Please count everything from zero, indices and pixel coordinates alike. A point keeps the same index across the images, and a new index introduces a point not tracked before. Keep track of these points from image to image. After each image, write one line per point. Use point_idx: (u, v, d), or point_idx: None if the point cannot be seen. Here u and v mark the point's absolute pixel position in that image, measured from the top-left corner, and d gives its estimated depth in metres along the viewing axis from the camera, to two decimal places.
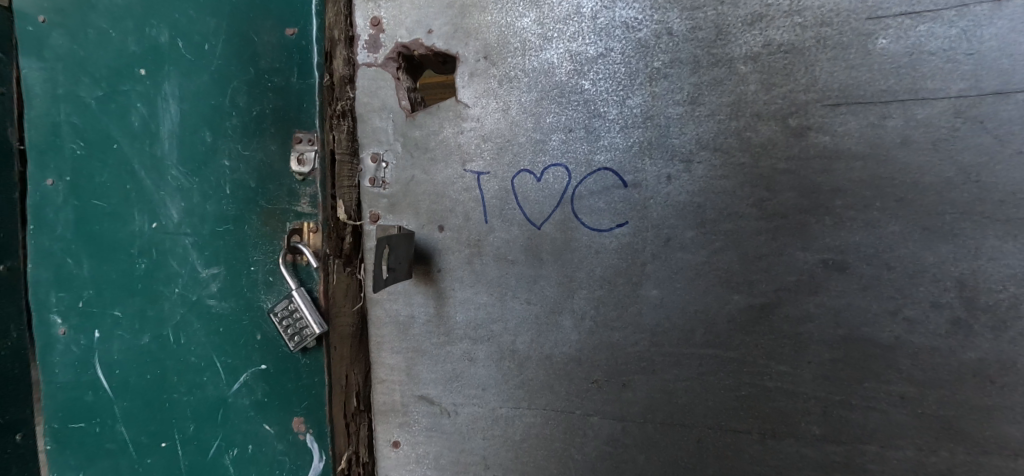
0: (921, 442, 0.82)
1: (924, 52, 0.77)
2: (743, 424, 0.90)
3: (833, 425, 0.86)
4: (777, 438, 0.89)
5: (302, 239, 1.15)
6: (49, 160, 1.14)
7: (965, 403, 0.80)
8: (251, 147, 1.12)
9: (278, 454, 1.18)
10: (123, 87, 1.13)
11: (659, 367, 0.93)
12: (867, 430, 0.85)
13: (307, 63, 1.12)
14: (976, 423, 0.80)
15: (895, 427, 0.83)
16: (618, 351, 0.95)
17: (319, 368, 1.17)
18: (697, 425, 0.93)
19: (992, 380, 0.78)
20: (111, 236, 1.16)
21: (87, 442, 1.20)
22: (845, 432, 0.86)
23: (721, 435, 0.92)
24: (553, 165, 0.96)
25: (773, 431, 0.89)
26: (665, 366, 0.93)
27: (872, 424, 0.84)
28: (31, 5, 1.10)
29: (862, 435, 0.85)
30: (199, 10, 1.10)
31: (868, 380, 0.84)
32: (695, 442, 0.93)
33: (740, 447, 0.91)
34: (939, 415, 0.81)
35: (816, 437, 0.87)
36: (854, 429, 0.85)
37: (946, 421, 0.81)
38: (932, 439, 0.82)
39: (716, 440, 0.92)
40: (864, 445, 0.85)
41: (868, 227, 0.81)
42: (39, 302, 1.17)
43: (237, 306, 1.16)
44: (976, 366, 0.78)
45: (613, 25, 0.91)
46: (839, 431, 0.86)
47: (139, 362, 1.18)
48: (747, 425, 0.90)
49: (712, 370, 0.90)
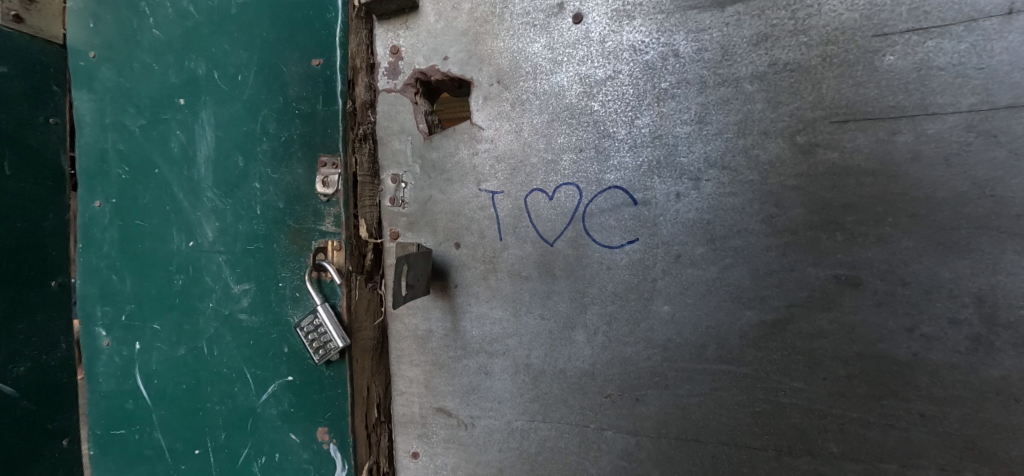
0: (943, 461, 0.81)
1: (934, 67, 0.78)
2: (758, 440, 0.90)
3: (852, 443, 0.85)
4: (793, 456, 0.88)
5: (326, 257, 1.18)
6: (99, 184, 1.27)
7: (988, 423, 0.78)
8: (280, 170, 1.18)
9: (303, 462, 1.22)
10: (164, 116, 1.23)
11: (670, 381, 0.94)
12: (885, 448, 0.83)
13: (331, 90, 1.16)
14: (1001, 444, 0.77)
15: (915, 444, 0.82)
16: (629, 366, 0.97)
17: (342, 381, 1.18)
18: (710, 440, 0.93)
19: (1016, 398, 0.76)
20: (151, 254, 1.26)
21: (127, 447, 1.32)
22: (864, 450, 0.84)
23: (735, 452, 0.92)
24: (564, 184, 0.99)
25: (788, 448, 0.88)
26: (676, 381, 0.94)
27: (892, 441, 0.83)
28: (84, 43, 1.25)
29: (882, 452, 0.84)
30: (233, 43, 1.18)
31: (887, 396, 0.83)
32: (709, 458, 0.93)
33: (755, 465, 0.91)
34: (961, 433, 0.79)
35: (833, 455, 0.86)
36: (871, 448, 0.84)
37: (970, 440, 0.79)
38: (956, 458, 0.80)
39: (730, 456, 0.92)
40: (882, 463, 0.84)
41: (881, 242, 0.81)
42: (87, 315, 1.31)
43: (265, 321, 1.21)
44: (1000, 383, 0.77)
45: (620, 48, 0.94)
46: (856, 449, 0.85)
47: (175, 372, 1.27)
48: (762, 441, 0.90)
49: (725, 384, 0.91)
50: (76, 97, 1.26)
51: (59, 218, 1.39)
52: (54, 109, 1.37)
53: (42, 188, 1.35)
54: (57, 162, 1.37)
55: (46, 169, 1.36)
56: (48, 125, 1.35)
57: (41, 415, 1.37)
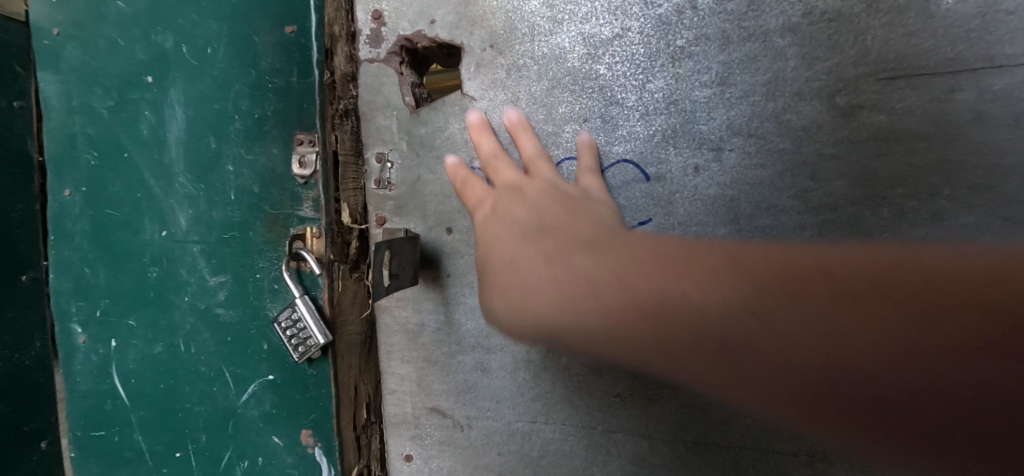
0: (936, 382, 0.42)
1: (1000, 11, 0.65)
2: (571, 260, 0.63)
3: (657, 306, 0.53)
4: (618, 311, 0.55)
5: (305, 245, 1.09)
6: (67, 172, 1.18)
7: (901, 258, 0.47)
8: (254, 151, 1.08)
9: (288, 466, 1.15)
10: (132, 95, 1.14)
11: (528, 238, 0.70)
12: (743, 305, 0.51)
13: (307, 60, 1.07)
14: (983, 317, 0.40)
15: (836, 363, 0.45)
16: (490, 160, 0.86)
17: (327, 378, 1.10)
18: (540, 228, 0.71)
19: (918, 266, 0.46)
20: (125, 244, 1.17)
21: (108, 449, 1.25)
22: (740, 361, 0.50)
23: (543, 280, 0.63)
24: (567, 159, 0.88)
25: (606, 322, 0.55)
26: (524, 195, 0.78)
27: (763, 334, 0.49)
28: (46, 19, 1.14)
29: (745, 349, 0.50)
30: (202, 13, 1.07)
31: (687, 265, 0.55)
32: (518, 301, 0.65)
33: (589, 324, 0.57)
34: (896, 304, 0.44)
35: (665, 309, 0.53)
36: (728, 306, 0.51)
37: (940, 302, 0.42)
38: (915, 333, 0.42)
39: (551, 311, 0.60)
40: (864, 401, 0.46)
41: (936, 218, 0.70)
42: (61, 311, 1.22)
43: (244, 315, 1.13)
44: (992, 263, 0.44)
45: (629, 2, 0.82)
46: (704, 295, 0.52)
47: (153, 371, 1.19)
48: (560, 268, 0.63)
49: (573, 204, 0.74)
50: (41, 79, 1.17)
51: (27, 208, 1.31)
52: (19, 92, 1.29)
53: (10, 178, 1.26)
54: (25, 148, 1.29)
55: (12, 156, 1.27)
56: (12, 110, 1.27)
57: (17, 417, 1.31)
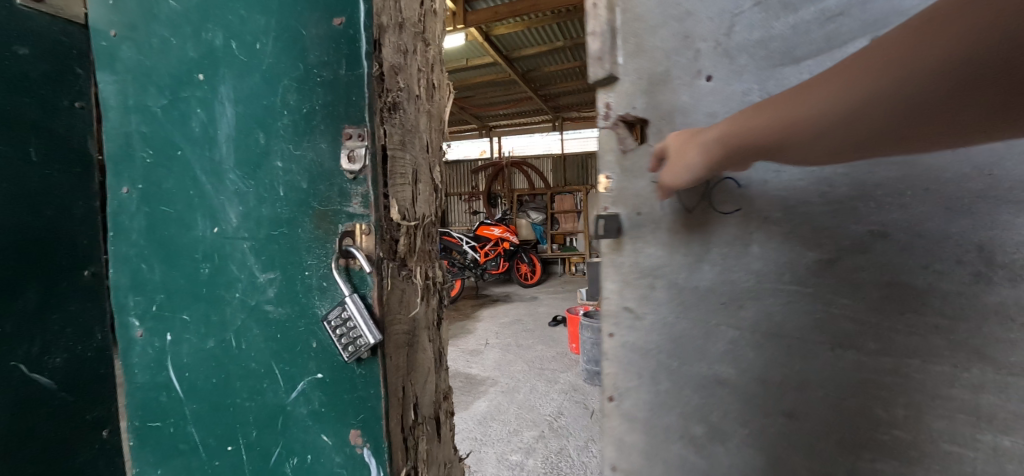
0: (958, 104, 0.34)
1: None
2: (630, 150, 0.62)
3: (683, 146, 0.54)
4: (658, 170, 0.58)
5: (354, 242, 1.03)
6: (125, 169, 1.18)
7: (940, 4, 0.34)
8: (302, 146, 1.05)
9: (336, 467, 1.11)
10: (184, 94, 1.12)
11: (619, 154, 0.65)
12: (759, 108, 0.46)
13: (355, 53, 0.99)
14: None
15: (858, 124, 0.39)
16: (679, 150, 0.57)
17: (375, 380, 1.05)
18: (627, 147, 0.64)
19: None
20: (176, 240, 1.18)
21: (162, 440, 1.24)
22: (751, 156, 0.48)
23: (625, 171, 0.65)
24: None
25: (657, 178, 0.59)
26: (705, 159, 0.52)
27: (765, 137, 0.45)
28: (105, 21, 1.13)
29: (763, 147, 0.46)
30: (251, 9, 1.03)
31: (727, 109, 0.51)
32: None
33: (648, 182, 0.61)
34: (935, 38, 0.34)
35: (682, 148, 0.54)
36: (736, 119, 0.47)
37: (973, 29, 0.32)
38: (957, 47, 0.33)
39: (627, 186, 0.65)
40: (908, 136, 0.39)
41: None
42: (119, 305, 1.23)
43: (293, 313, 1.10)
44: None
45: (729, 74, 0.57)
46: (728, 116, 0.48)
47: (205, 366, 1.19)
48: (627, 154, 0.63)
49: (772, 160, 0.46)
50: (99, 79, 1.18)
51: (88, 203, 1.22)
52: (79, 91, 1.18)
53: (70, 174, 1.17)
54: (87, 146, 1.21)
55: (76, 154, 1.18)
56: (72, 110, 1.16)
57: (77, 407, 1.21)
